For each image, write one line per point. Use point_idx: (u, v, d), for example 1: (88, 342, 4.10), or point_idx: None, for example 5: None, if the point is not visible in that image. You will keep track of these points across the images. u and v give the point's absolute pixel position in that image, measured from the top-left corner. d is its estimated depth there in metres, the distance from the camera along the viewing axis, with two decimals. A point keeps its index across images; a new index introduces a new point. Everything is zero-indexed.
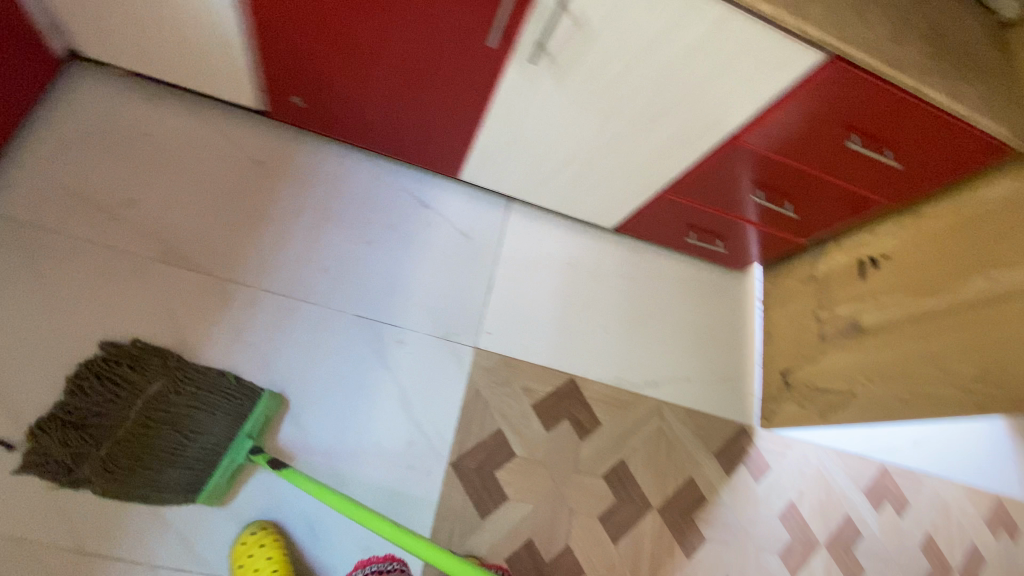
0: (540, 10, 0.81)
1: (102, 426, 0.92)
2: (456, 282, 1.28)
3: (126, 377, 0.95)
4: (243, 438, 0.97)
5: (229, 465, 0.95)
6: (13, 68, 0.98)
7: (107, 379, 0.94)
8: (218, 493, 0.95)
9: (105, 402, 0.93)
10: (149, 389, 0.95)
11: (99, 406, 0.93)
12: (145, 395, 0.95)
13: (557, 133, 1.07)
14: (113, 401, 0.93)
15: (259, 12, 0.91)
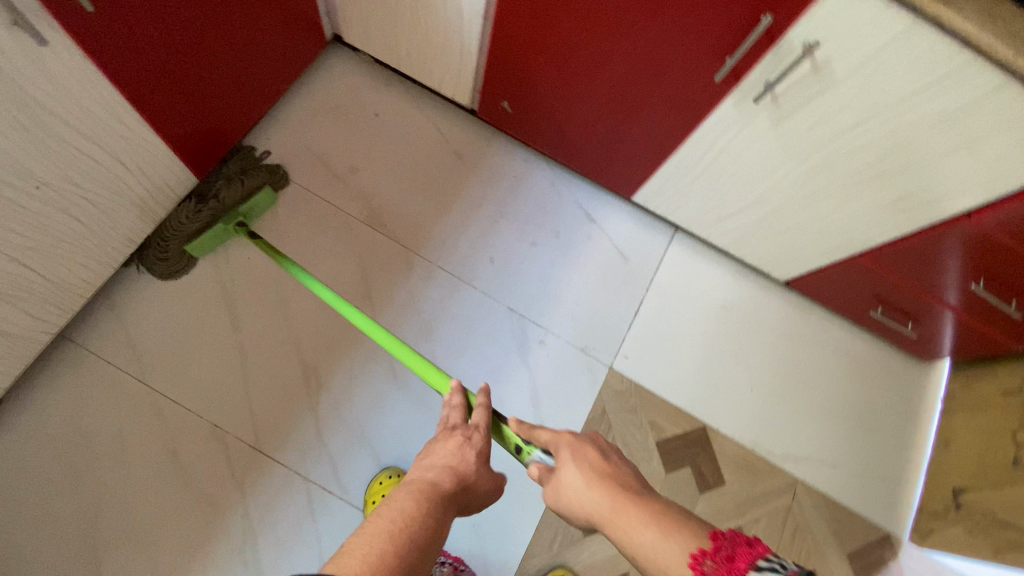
0: (782, 52, 0.80)
1: (185, 189, 1.14)
2: (607, 299, 1.29)
3: (225, 161, 1.19)
4: (235, 208, 1.12)
5: (215, 231, 1.10)
6: (298, 44, 1.20)
7: (221, 167, 1.18)
8: (201, 248, 1.10)
9: (203, 175, 1.16)
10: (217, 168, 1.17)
11: (207, 179, 1.17)
12: (212, 172, 1.17)
13: (755, 176, 1.04)
14: (209, 177, 1.16)
15: (501, 22, 1.01)
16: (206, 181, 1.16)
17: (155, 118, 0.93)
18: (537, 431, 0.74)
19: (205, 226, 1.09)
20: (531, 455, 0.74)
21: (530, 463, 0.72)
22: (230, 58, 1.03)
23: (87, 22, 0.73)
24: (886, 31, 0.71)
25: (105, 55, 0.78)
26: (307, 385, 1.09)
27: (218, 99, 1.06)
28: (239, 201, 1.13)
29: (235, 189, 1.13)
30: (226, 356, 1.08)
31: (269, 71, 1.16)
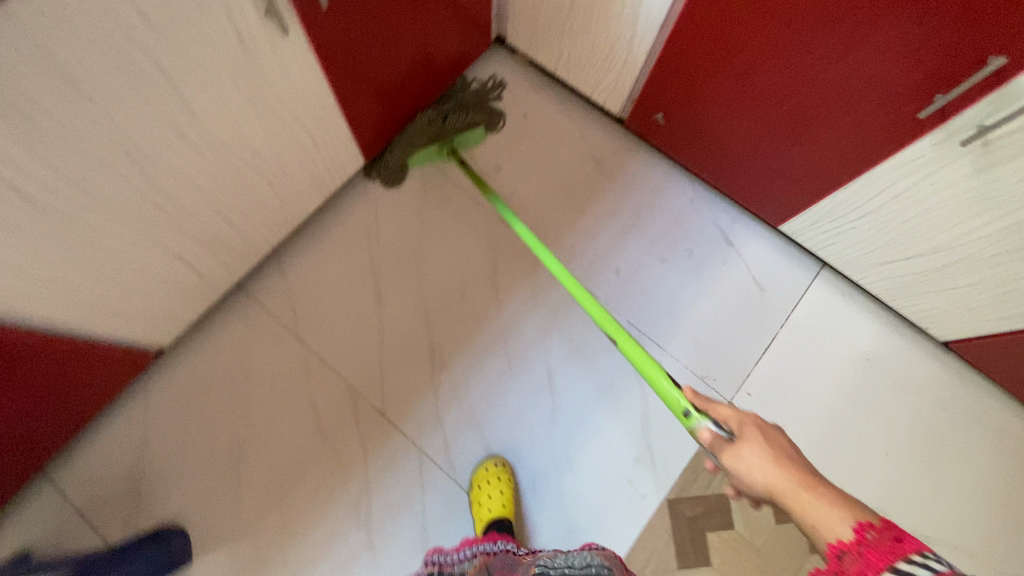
0: (1006, 97, 0.71)
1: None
2: (734, 327, 1.23)
3: (446, 75, 1.33)
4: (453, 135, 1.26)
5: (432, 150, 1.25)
6: (468, 47, 1.26)
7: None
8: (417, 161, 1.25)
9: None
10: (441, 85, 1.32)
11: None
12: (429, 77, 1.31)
13: (933, 223, 0.95)
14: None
15: (677, 37, 0.99)
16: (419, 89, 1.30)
17: (348, 106, 1.04)
18: (715, 405, 0.72)
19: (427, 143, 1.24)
20: (700, 424, 0.72)
21: (699, 429, 0.71)
22: (416, 54, 1.10)
23: (314, 12, 0.80)
24: None
25: (320, 43, 0.86)
26: (433, 365, 1.16)
27: (400, 93, 1.15)
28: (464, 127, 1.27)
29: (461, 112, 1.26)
30: (365, 324, 1.18)
31: (444, 67, 1.22)
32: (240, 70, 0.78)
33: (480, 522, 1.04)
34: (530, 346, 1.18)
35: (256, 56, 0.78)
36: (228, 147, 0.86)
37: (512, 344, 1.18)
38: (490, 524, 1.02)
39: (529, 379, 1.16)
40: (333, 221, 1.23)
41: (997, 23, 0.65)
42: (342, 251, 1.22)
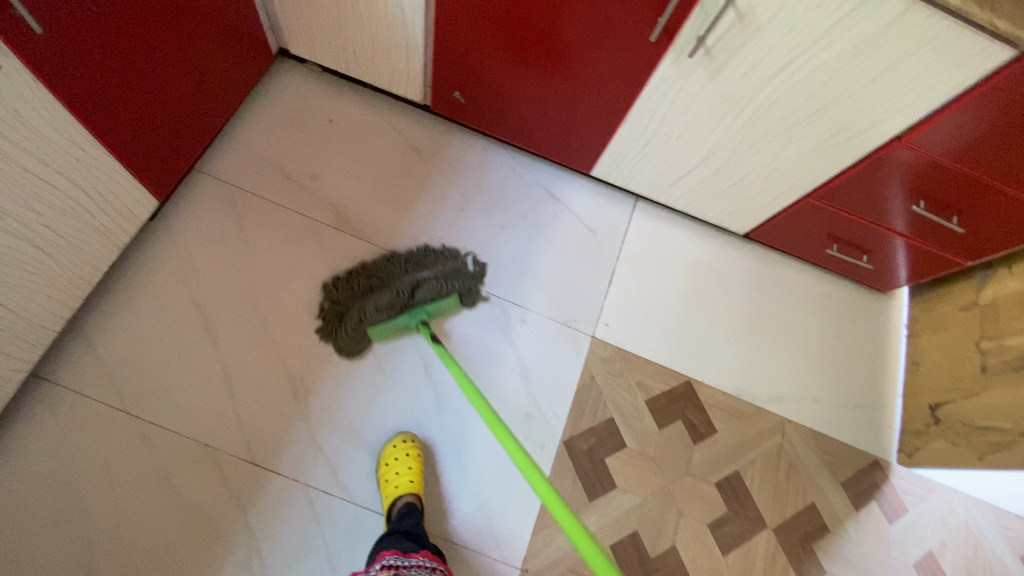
0: (707, 5, 0.85)
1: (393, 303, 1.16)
2: (580, 271, 1.33)
3: (429, 260, 1.22)
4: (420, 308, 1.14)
5: (399, 322, 1.12)
6: (243, 64, 1.21)
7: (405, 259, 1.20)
8: (379, 332, 1.11)
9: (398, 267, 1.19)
10: (423, 271, 1.20)
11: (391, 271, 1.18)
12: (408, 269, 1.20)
13: (700, 131, 1.10)
14: (399, 268, 1.19)
15: (441, 14, 1.04)
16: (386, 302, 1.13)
17: (112, 142, 0.93)
18: None
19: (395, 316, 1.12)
20: None
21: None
22: (177, 78, 1.03)
23: (26, 37, 0.72)
24: None
25: (51, 71, 0.77)
26: (296, 392, 1.09)
27: (172, 121, 1.06)
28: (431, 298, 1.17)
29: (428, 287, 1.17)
30: (208, 373, 1.07)
31: (217, 89, 1.16)
32: None
33: (387, 501, 1.01)
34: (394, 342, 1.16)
35: None
36: None
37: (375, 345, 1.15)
38: (399, 500, 1.00)
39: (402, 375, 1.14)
40: (139, 275, 1.11)
41: None
42: (159, 303, 1.09)
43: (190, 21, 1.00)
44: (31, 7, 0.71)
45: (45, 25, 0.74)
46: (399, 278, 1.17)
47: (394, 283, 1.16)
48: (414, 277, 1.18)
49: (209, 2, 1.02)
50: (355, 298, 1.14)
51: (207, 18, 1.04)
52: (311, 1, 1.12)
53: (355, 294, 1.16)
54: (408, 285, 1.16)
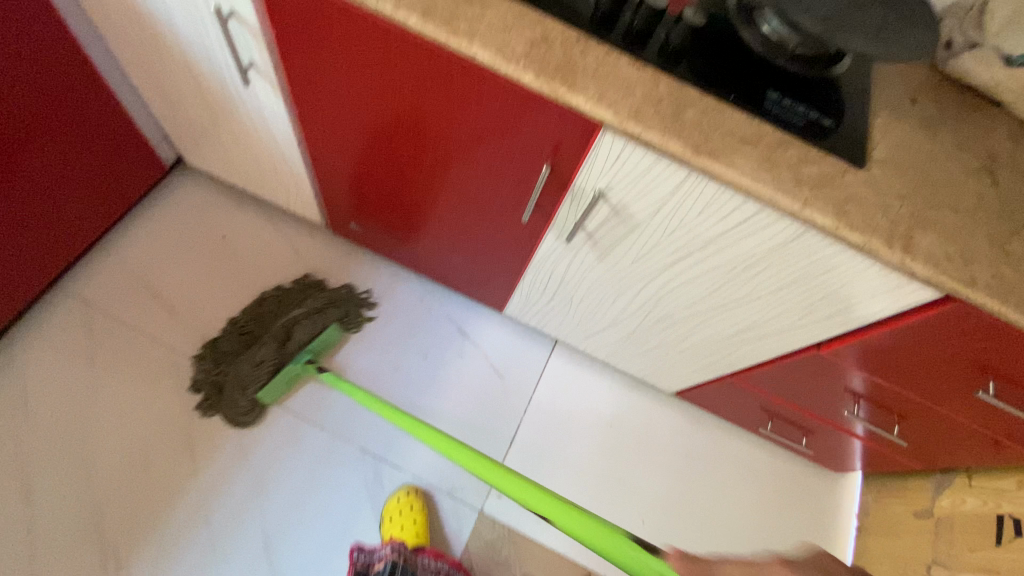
0: (578, 196, 0.73)
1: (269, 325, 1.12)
2: (479, 427, 1.17)
3: (305, 297, 1.16)
4: (301, 350, 1.09)
5: (289, 374, 1.07)
6: (123, 182, 1.10)
7: (282, 297, 1.15)
8: (271, 395, 1.06)
9: (268, 315, 1.13)
10: (294, 310, 1.14)
11: (263, 314, 1.13)
12: (296, 336, 1.09)
13: (600, 300, 0.97)
14: (273, 308, 1.14)
15: (313, 156, 0.94)
16: (265, 351, 1.07)
17: None
18: None
19: (277, 369, 1.06)
20: None
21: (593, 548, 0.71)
22: (22, 211, 0.93)
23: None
24: (667, 178, 0.63)
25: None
26: (105, 566, 0.94)
27: (17, 252, 0.96)
28: (307, 343, 1.10)
29: (304, 333, 1.10)
30: (10, 537, 0.93)
31: (86, 214, 1.06)
32: None
33: None
34: (239, 511, 1.01)
35: None
36: None
37: (215, 515, 1.00)
38: None
39: (239, 551, 0.98)
40: None
41: (530, 134, 0.66)
42: None
43: (36, 153, 0.90)
44: None
45: None
46: (281, 337, 1.09)
47: (265, 330, 1.11)
48: (295, 330, 1.10)
49: (68, 132, 0.93)
50: (229, 345, 1.10)
51: (65, 149, 0.94)
52: (192, 126, 1.03)
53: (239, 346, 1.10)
54: (282, 331, 1.10)
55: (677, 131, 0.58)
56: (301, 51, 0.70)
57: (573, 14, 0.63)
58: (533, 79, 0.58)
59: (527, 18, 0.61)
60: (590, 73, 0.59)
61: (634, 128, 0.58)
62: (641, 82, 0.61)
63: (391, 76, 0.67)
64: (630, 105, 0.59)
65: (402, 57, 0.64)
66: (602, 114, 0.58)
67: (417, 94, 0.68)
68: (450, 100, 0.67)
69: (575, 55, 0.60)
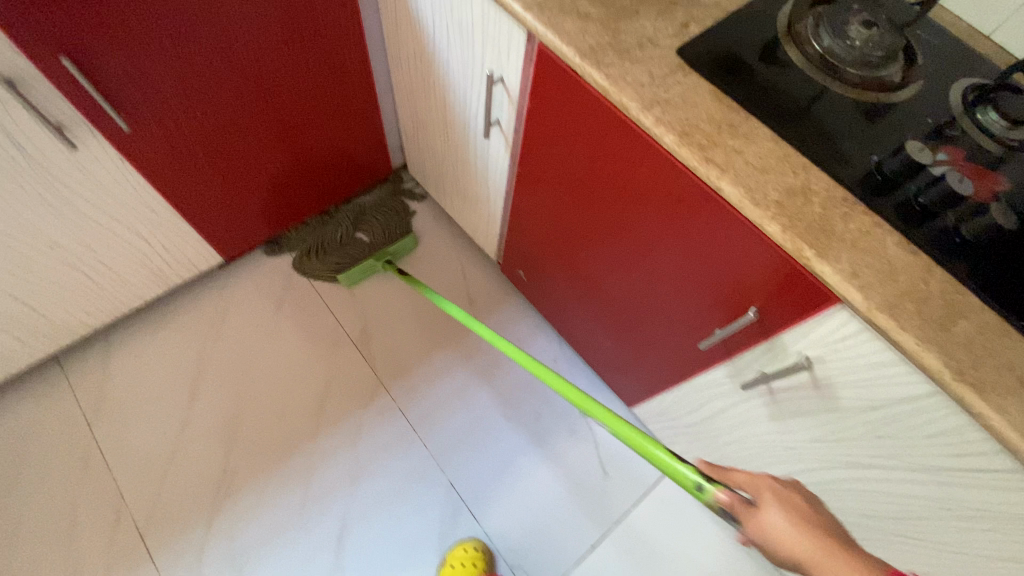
0: (774, 352, 0.65)
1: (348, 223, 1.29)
2: (564, 517, 1.09)
3: (373, 201, 1.34)
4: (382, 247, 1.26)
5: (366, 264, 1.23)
6: (357, 173, 1.27)
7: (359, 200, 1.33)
8: (350, 280, 1.22)
9: (345, 210, 1.32)
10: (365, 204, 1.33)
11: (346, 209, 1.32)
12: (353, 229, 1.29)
13: (750, 454, 0.85)
14: (353, 210, 1.31)
15: (515, 207, 0.98)
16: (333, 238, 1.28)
17: (189, 211, 1.04)
18: None
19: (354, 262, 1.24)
20: None
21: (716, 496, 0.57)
22: (280, 174, 1.12)
23: (108, 69, 0.76)
24: (898, 384, 0.53)
25: (125, 104, 0.81)
26: (219, 486, 1.07)
27: (265, 205, 1.16)
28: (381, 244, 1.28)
29: (376, 232, 1.29)
30: (168, 426, 1.11)
31: (322, 191, 1.24)
32: (21, 172, 0.79)
33: None
34: (330, 490, 1.07)
35: (44, 161, 0.80)
36: (10, 234, 0.85)
37: (312, 484, 1.08)
38: None
39: (317, 527, 1.05)
40: (178, 313, 1.21)
41: (747, 275, 0.60)
42: (174, 343, 1.18)
43: (299, 124, 1.05)
44: (126, 106, 0.81)
45: (140, 120, 0.84)
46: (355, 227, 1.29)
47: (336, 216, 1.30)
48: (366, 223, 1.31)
49: (329, 119, 1.09)
50: (314, 222, 1.30)
51: (321, 131, 1.10)
52: (425, 145, 1.15)
53: (315, 224, 1.30)
54: (321, 221, 1.30)
55: (938, 342, 0.48)
56: (548, 123, 0.73)
57: (846, 174, 0.56)
58: (779, 230, 0.52)
59: (791, 164, 0.56)
60: (847, 242, 0.52)
61: (882, 320, 0.49)
62: (906, 269, 0.51)
63: (623, 171, 0.67)
64: (886, 293, 0.50)
65: (643, 162, 0.63)
66: (848, 293, 0.50)
67: (642, 196, 0.67)
68: (673, 213, 0.64)
69: (834, 218, 0.53)
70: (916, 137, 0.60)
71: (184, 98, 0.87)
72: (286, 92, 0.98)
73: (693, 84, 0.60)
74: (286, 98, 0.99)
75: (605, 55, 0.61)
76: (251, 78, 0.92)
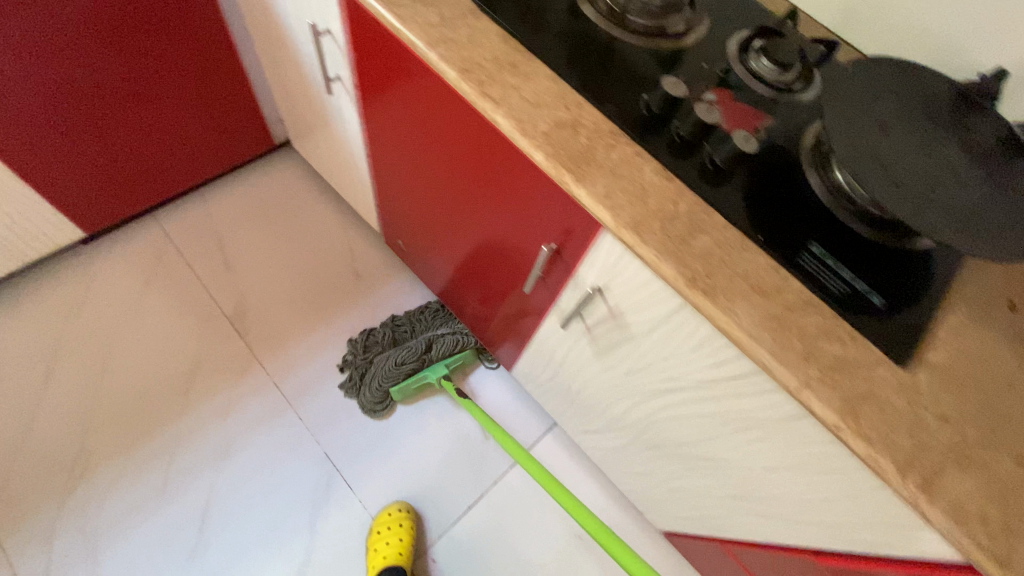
0: (578, 286, 0.68)
1: (404, 338, 1.15)
2: (440, 480, 1.10)
3: (420, 319, 1.17)
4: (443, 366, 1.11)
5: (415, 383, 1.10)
6: (234, 145, 1.25)
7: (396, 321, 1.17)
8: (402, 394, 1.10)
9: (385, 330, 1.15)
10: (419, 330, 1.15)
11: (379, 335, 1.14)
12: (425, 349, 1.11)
13: (592, 399, 0.88)
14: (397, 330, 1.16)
15: (375, 170, 0.98)
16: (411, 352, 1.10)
17: (42, 185, 1.00)
18: None
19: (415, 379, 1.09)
20: None
21: None
22: (148, 145, 1.09)
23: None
24: (660, 301, 0.57)
25: None
26: (76, 465, 1.03)
27: (133, 177, 1.13)
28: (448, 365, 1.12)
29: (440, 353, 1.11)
30: (21, 407, 1.05)
31: (199, 163, 1.22)
32: None
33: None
34: (197, 465, 1.05)
35: None
36: None
37: (178, 460, 1.05)
38: None
39: (181, 501, 1.02)
40: (36, 289, 1.15)
41: (540, 209, 0.64)
42: (31, 321, 1.13)
43: (151, 84, 1.00)
44: None
45: None
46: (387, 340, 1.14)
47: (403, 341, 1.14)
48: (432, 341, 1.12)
49: (191, 78, 1.05)
50: (381, 346, 1.13)
51: (179, 93, 1.05)
52: (298, 115, 1.14)
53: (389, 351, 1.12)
54: (394, 341, 1.13)
55: (676, 255, 0.52)
56: (372, 74, 0.74)
57: (619, 110, 0.60)
58: (543, 158, 0.55)
59: (566, 100, 0.59)
60: (606, 169, 0.56)
61: (629, 237, 0.53)
62: (659, 193, 0.55)
63: (436, 118, 0.69)
64: (636, 213, 0.54)
65: (445, 105, 0.66)
66: (601, 214, 0.54)
67: (455, 142, 0.70)
68: (479, 155, 0.67)
69: (597, 148, 0.57)
70: (693, 79, 0.65)
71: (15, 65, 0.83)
72: (139, 61, 0.95)
73: (482, 27, 0.62)
74: (139, 66, 0.96)
75: None
76: (95, 46, 0.89)
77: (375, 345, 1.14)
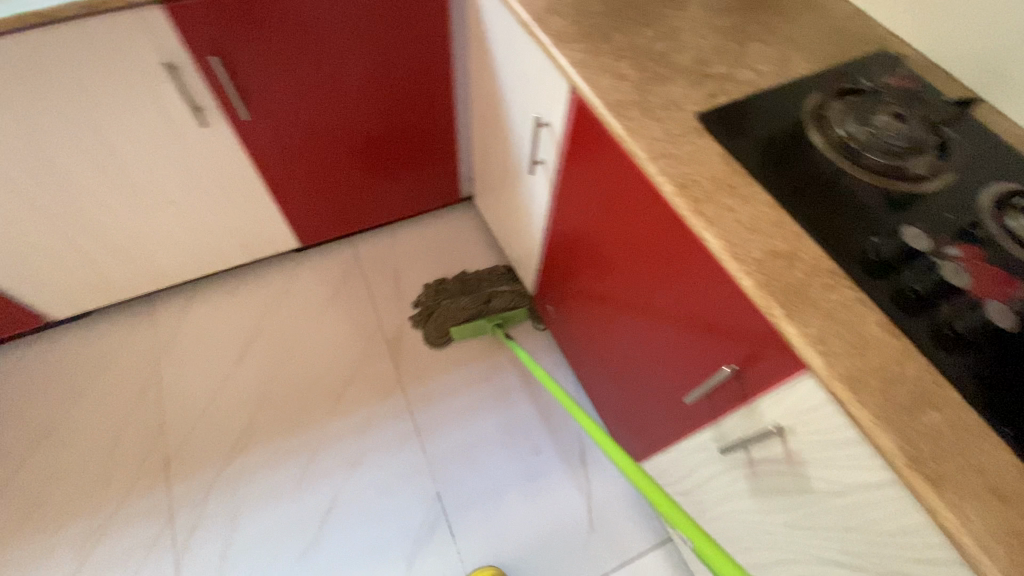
0: (750, 416, 0.64)
1: (469, 287, 1.34)
2: (539, 558, 1.06)
3: (486, 279, 1.35)
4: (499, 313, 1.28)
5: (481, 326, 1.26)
6: (428, 194, 1.41)
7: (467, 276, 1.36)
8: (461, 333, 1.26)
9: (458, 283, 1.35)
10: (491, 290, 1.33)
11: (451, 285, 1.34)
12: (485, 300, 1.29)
13: (730, 532, 0.80)
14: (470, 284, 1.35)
15: (551, 244, 1.04)
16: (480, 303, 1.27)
17: (282, 198, 1.21)
18: None
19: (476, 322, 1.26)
20: None
21: None
22: (365, 180, 1.27)
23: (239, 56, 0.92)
24: (859, 466, 0.51)
25: (251, 101, 0.99)
26: (240, 439, 1.18)
27: (347, 205, 1.32)
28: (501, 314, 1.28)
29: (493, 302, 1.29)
30: (216, 377, 1.26)
31: (398, 202, 1.38)
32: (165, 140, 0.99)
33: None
34: (330, 469, 1.15)
35: (184, 135, 1.00)
36: (144, 186, 1.05)
37: (316, 459, 1.16)
38: None
39: (309, 499, 1.12)
40: (251, 283, 1.39)
41: (728, 330, 0.62)
42: (241, 308, 1.35)
43: (384, 132, 1.18)
44: (251, 104, 0.99)
45: (259, 116, 1.02)
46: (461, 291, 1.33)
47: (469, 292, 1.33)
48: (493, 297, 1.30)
49: (416, 133, 1.22)
50: (454, 294, 1.32)
51: (402, 142, 1.22)
52: (489, 180, 1.26)
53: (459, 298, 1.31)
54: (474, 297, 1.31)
55: (894, 425, 0.47)
56: (581, 165, 0.80)
57: (840, 252, 0.57)
58: (752, 286, 0.54)
59: (783, 230, 0.58)
60: (820, 311, 0.52)
61: (838, 390, 0.49)
62: (879, 349, 0.50)
63: (635, 217, 0.72)
64: (850, 366, 0.49)
65: (650, 209, 0.68)
66: (808, 356, 0.50)
67: (649, 242, 0.71)
68: (672, 262, 0.67)
69: (813, 286, 0.54)
70: (932, 229, 0.59)
71: (297, 104, 1.03)
72: (381, 112, 1.13)
73: (705, 146, 0.64)
74: (380, 116, 1.14)
75: (630, 109, 0.67)
76: (354, 97, 1.08)
77: (447, 291, 1.33)
